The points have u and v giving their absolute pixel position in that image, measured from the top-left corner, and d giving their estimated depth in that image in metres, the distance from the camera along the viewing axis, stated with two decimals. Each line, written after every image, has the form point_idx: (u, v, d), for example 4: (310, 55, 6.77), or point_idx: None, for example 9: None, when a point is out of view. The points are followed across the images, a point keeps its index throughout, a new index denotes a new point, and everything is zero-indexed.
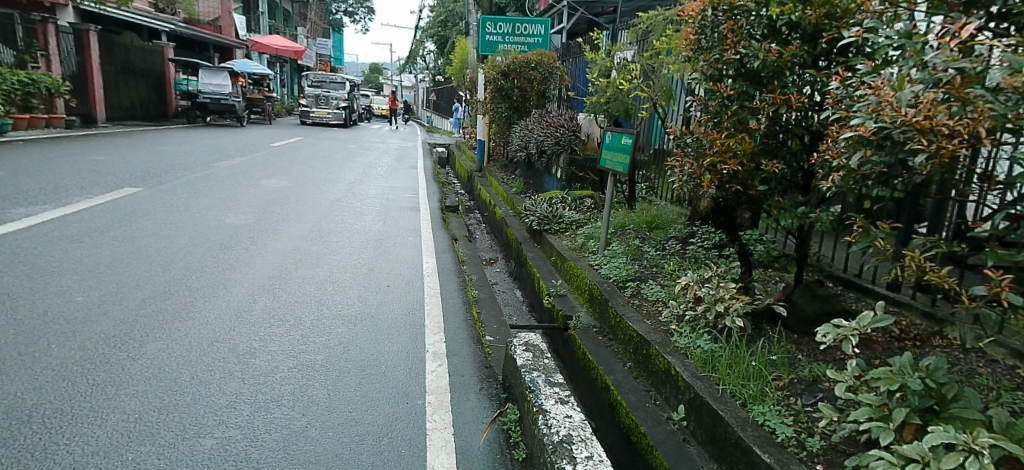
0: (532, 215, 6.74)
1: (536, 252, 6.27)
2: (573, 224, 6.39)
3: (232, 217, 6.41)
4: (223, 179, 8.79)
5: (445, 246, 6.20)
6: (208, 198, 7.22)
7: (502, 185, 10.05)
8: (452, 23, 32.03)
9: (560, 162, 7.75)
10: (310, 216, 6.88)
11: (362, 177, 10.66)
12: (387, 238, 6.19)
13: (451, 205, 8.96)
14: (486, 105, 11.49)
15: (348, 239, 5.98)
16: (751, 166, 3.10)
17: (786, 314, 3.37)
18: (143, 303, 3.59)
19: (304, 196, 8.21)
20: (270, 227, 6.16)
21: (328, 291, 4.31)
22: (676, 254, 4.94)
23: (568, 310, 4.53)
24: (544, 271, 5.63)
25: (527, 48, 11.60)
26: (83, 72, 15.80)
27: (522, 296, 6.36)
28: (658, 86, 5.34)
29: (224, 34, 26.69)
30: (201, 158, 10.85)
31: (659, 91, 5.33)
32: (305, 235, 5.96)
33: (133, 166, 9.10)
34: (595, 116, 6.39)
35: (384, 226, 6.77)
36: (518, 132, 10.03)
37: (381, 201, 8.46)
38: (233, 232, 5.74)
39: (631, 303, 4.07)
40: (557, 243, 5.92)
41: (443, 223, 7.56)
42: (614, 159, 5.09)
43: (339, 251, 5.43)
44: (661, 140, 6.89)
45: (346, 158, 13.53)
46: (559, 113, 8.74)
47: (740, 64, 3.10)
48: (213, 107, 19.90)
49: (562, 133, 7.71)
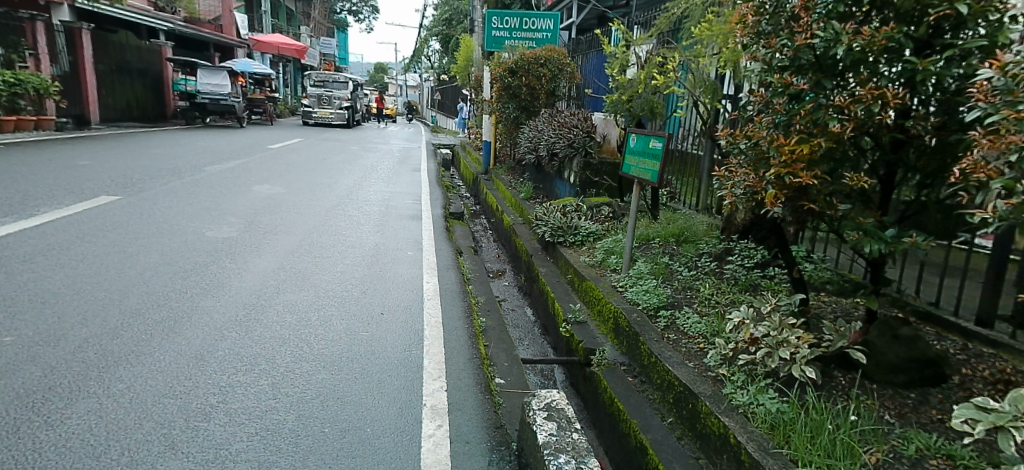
0: (544, 225, 6.12)
1: (549, 267, 5.65)
2: (590, 236, 5.76)
3: (215, 228, 5.84)
4: (212, 186, 8.22)
5: (449, 261, 5.59)
6: (191, 207, 6.65)
7: (510, 190, 9.44)
8: (457, 21, 31.43)
9: (574, 167, 7.14)
10: (301, 227, 6.31)
11: (361, 181, 10.08)
12: (385, 253, 5.61)
13: (456, 212, 8.36)
14: (492, 103, 10.89)
15: (341, 254, 5.40)
16: (827, 180, 2.49)
17: (865, 361, 2.75)
18: (83, 346, 3.05)
19: (297, 204, 7.64)
20: (255, 240, 5.58)
21: (311, 321, 3.71)
22: (712, 274, 4.32)
23: (589, 341, 3.90)
24: (558, 290, 5.01)
25: (536, 44, 10.97)
26: (76, 72, 15.31)
27: (534, 315, 5.75)
28: (698, 83, 4.69)
29: (225, 32, 26.15)
30: (192, 162, 10.29)
31: (701, 87, 4.67)
32: (294, 250, 5.37)
33: (118, 170, 8.56)
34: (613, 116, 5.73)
35: (382, 238, 6.18)
36: (526, 133, 9.42)
37: (380, 208, 7.88)
38: (213, 247, 5.18)
39: (665, 338, 3.46)
40: (572, 258, 5.30)
41: (446, 233, 6.95)
42: (639, 165, 4.48)
43: (330, 270, 4.85)
44: (685, 141, 6.27)
45: (346, 160, 12.97)
46: (571, 112, 8.12)
47: (816, 51, 2.45)
48: (212, 108, 19.41)
49: (576, 135, 7.17)
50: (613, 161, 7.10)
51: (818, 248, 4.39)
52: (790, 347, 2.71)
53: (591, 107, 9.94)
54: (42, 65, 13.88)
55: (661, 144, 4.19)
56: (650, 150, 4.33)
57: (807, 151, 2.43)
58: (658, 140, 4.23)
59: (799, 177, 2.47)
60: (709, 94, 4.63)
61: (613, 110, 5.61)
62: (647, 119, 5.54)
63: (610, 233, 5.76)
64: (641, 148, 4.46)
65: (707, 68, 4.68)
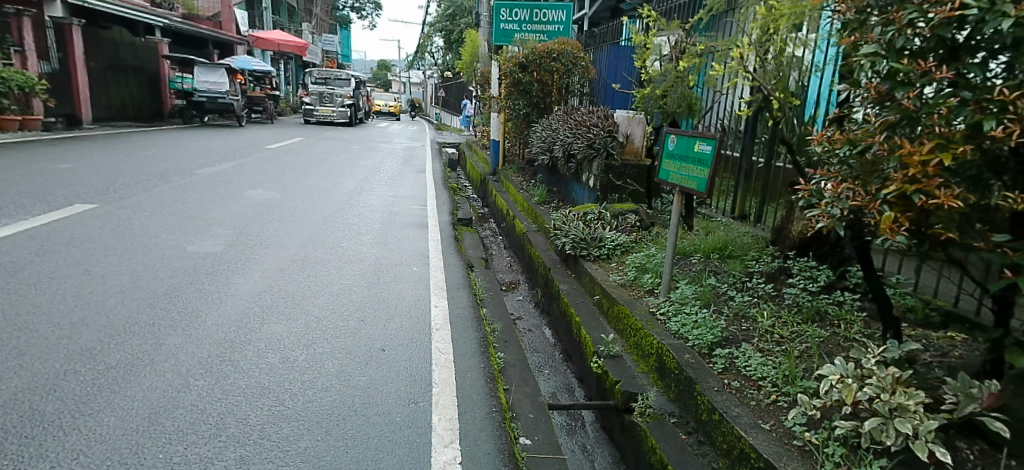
0: (564, 236, 5.51)
1: (571, 284, 5.04)
2: (617, 248, 5.14)
3: (197, 241, 5.25)
4: (202, 191, 7.63)
5: (459, 278, 4.99)
6: (174, 216, 6.06)
7: (521, 192, 8.85)
8: (460, 17, 30.88)
9: (594, 169, 6.53)
10: (294, 239, 5.72)
11: (362, 185, 9.49)
12: (387, 269, 5.01)
13: (465, 219, 7.82)
14: (501, 101, 10.27)
15: (337, 271, 4.80)
16: (971, 199, 1.88)
17: (1010, 435, 2.10)
18: (8, 406, 2.45)
19: (292, 211, 7.05)
20: (242, 255, 4.99)
21: (298, 362, 3.10)
22: (767, 299, 3.71)
23: (628, 382, 3.28)
24: (584, 314, 4.39)
25: (547, 37, 10.34)
26: (67, 70, 14.77)
27: (554, 337, 5.15)
28: (770, 73, 4.04)
29: (224, 29, 25.55)
30: (184, 164, 9.71)
31: (773, 78, 4.02)
32: (283, 267, 4.77)
33: (100, 174, 7.98)
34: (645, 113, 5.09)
35: (384, 250, 5.59)
36: (538, 132, 8.83)
37: (382, 215, 7.28)
38: (192, 264, 4.59)
39: (726, 386, 2.83)
40: (598, 275, 4.68)
41: (456, 243, 6.35)
42: (680, 171, 3.86)
43: (324, 292, 4.25)
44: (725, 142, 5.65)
45: (347, 161, 12.39)
46: (586, 110, 7.54)
47: (958, 27, 1.83)
48: (210, 106, 18.85)
49: (596, 135, 6.55)
50: (636, 164, 6.47)
51: (891, 268, 3.79)
52: (911, 418, 2.09)
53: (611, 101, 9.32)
54: (29, 62, 13.33)
55: (710, 148, 3.55)
56: (695, 154, 3.70)
57: (948, 163, 1.82)
58: (707, 142, 3.60)
59: (934, 197, 1.86)
60: (782, 86, 3.98)
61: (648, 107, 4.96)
62: (688, 117, 4.90)
63: (640, 245, 5.15)
64: (683, 151, 3.83)
65: (777, 58, 4.04)
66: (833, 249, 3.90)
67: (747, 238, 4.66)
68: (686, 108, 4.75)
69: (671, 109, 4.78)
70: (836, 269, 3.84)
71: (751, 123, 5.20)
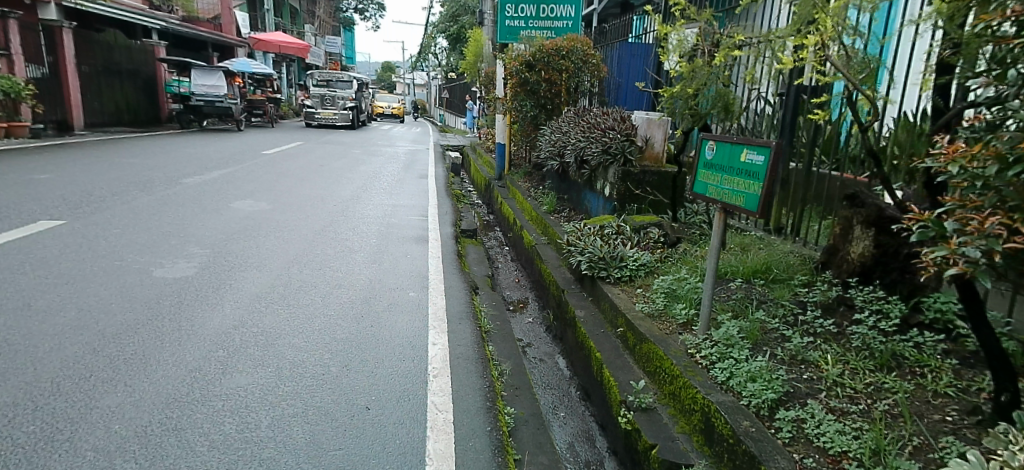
0: (580, 254, 4.91)
1: (589, 312, 4.45)
2: (640, 268, 4.53)
3: (167, 263, 4.69)
4: (184, 203, 7.08)
5: (462, 304, 4.40)
6: (147, 234, 5.51)
7: (529, 200, 8.28)
8: (463, 17, 30.41)
9: (610, 177, 5.96)
10: (278, 258, 5.15)
11: (360, 193, 8.91)
12: (380, 294, 4.44)
13: (469, 229, 7.26)
14: (506, 102, 9.65)
15: (322, 299, 4.22)
16: None
17: None
18: None
19: (280, 225, 6.49)
20: (216, 281, 4.43)
21: (261, 433, 2.53)
22: (829, 340, 3.11)
23: (667, 448, 2.68)
24: (606, 349, 3.79)
25: (555, 34, 9.74)
26: (57, 75, 14.27)
27: (569, 368, 4.55)
28: (856, 66, 3.46)
29: (223, 31, 25.05)
30: (170, 172, 9.17)
31: (860, 71, 3.44)
32: (261, 295, 4.20)
33: (76, 185, 7.44)
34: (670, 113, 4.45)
35: (379, 271, 5.02)
36: (546, 136, 8.27)
37: (379, 228, 6.71)
38: (157, 294, 4.02)
39: (799, 466, 2.25)
40: (620, 302, 4.07)
41: (459, 260, 5.78)
42: (723, 186, 3.28)
43: (305, 327, 3.69)
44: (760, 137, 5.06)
45: (346, 167, 11.83)
46: (598, 112, 6.98)
47: None
48: (207, 110, 18.37)
49: (612, 138, 5.96)
50: (658, 170, 5.89)
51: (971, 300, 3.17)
52: None
53: (645, 101, 8.63)
54: (16, 67, 12.83)
55: (762, 159, 2.95)
56: (743, 166, 3.10)
57: None
58: (757, 151, 2.99)
59: None
60: (873, 81, 3.42)
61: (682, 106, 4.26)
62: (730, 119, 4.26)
63: (667, 264, 4.54)
64: (729, 160, 3.23)
65: (856, 48, 3.47)
66: (903, 276, 3.29)
67: (792, 258, 4.05)
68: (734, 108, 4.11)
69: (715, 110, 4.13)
70: (907, 300, 3.24)
71: (790, 125, 4.67)
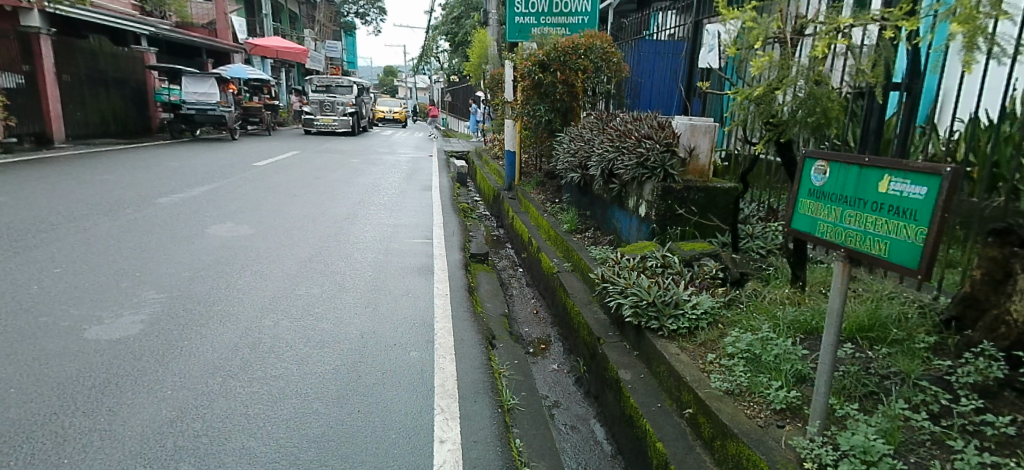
0: (621, 295, 3.99)
1: (638, 374, 3.54)
2: (700, 314, 3.60)
3: (107, 317, 3.79)
4: (152, 229, 6.19)
5: (477, 368, 3.49)
6: (95, 273, 4.61)
7: (545, 216, 7.37)
8: (466, 17, 29.66)
9: (647, 194, 5.07)
10: (250, 303, 4.24)
11: (357, 211, 8.00)
12: (373, 355, 3.52)
13: (479, 253, 6.36)
14: (517, 107, 8.69)
15: (297, 368, 3.31)
16: None
17: None
18: None
19: (260, 254, 5.59)
20: (164, 342, 3.51)
21: None
22: (1008, 452, 2.18)
23: None
24: (671, 438, 2.86)
25: (570, 31, 8.83)
26: (35, 85, 13.44)
27: (609, 441, 3.63)
28: None
29: (218, 36, 24.18)
30: (145, 190, 8.27)
31: None
32: (219, 365, 3.28)
33: (32, 210, 6.56)
34: (746, 121, 3.49)
35: (372, 317, 4.11)
36: (564, 144, 7.41)
37: (375, 255, 5.81)
38: (82, 368, 3.12)
39: None
40: (680, 368, 3.15)
41: (470, 298, 4.87)
42: (843, 225, 2.36)
43: (269, 419, 2.78)
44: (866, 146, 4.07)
45: (343, 179, 10.96)
46: (625, 116, 6.19)
47: None
48: (199, 119, 17.38)
49: (650, 148, 5.07)
50: (703, 186, 5.00)
51: None
52: None
53: (670, 107, 7.78)
54: None
55: (926, 193, 2.03)
56: (883, 199, 2.18)
57: None
58: (913, 180, 2.08)
59: None
60: None
61: (763, 115, 3.31)
62: (823, 134, 3.34)
63: (734, 312, 3.62)
64: (853, 191, 2.32)
65: None
66: None
67: (906, 306, 3.16)
68: (840, 116, 3.14)
69: (813, 119, 3.14)
70: None
71: (875, 133, 3.92)
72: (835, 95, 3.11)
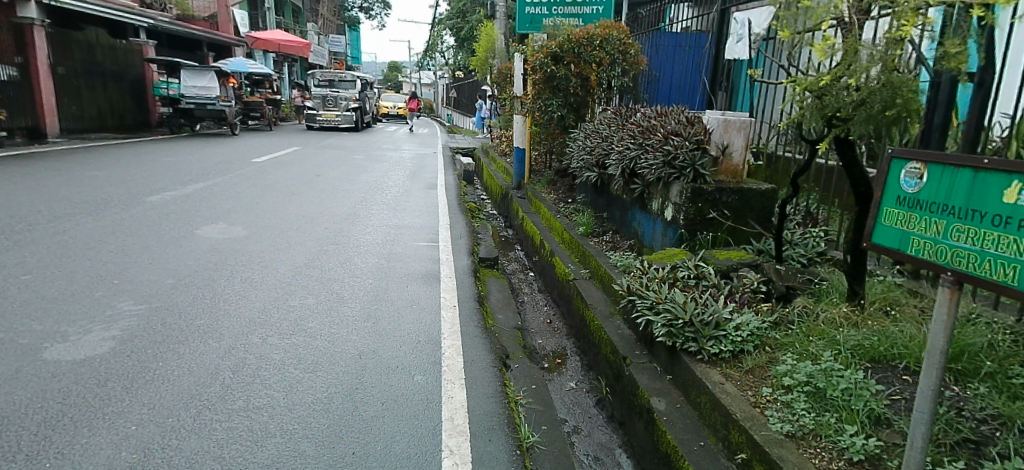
0: (652, 311, 3.54)
1: (674, 403, 3.10)
2: (746, 336, 3.15)
3: (72, 334, 3.36)
4: (138, 230, 5.77)
5: (491, 397, 3.06)
6: (68, 281, 4.19)
7: (558, 217, 6.93)
8: (472, 12, 29.15)
9: (675, 196, 4.62)
10: (236, 315, 3.82)
11: (358, 211, 7.57)
12: (373, 380, 3.10)
13: (488, 258, 5.93)
14: (528, 102, 8.24)
15: (285, 397, 2.88)
16: None
17: None
18: None
19: (252, 258, 5.17)
20: (132, 363, 3.08)
21: None
22: None
23: None
24: None
25: (583, 21, 8.38)
26: (28, 77, 13.08)
27: None
28: None
29: (220, 30, 23.74)
30: (137, 188, 7.86)
31: None
32: (195, 392, 2.86)
33: (11, 208, 6.16)
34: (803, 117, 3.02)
35: (372, 333, 3.68)
36: (578, 141, 6.98)
37: (377, 260, 5.38)
38: (36, 397, 2.71)
39: None
40: (728, 401, 2.71)
41: (480, 309, 4.43)
42: (949, 241, 1.92)
43: (246, 464, 2.36)
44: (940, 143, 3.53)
45: (346, 176, 10.54)
46: (647, 112, 5.76)
47: None
48: (199, 114, 17.07)
49: (679, 145, 4.62)
50: (738, 187, 4.55)
51: None
52: None
53: (694, 102, 7.29)
54: None
55: None
56: (1010, 211, 1.74)
57: None
58: None
59: None
60: None
61: (819, 114, 2.88)
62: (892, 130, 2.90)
63: (783, 333, 3.18)
64: (964, 201, 1.88)
65: None
66: None
67: (988, 331, 2.74)
68: (919, 112, 2.68)
69: (888, 115, 2.69)
70: None
71: (938, 133, 3.46)
72: (915, 86, 2.65)
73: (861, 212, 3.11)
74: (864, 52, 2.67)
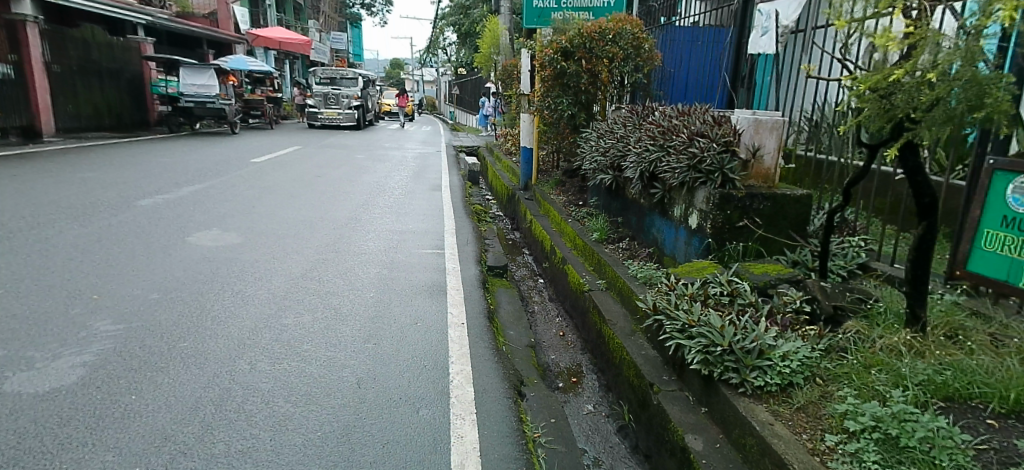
0: (684, 333, 3.18)
1: (713, 443, 2.74)
2: (796, 366, 2.79)
3: (38, 361, 3.01)
4: (126, 237, 5.44)
5: (507, 436, 2.70)
6: (41, 296, 3.85)
7: (569, 221, 6.57)
8: (474, 9, 28.74)
9: (701, 202, 4.26)
10: (223, 335, 3.47)
11: (359, 215, 7.22)
12: (372, 415, 2.74)
13: (497, 266, 5.58)
14: (536, 100, 7.88)
15: (271, 438, 2.52)
16: None
17: None
18: None
19: (244, 268, 4.83)
20: (102, 397, 2.73)
21: None
22: None
23: None
24: None
25: (594, 15, 8.00)
26: (22, 74, 12.77)
27: None
28: None
29: (220, 27, 23.39)
30: (128, 191, 7.52)
31: None
32: (169, 433, 2.51)
33: None
34: (864, 124, 2.62)
35: (372, 357, 3.32)
36: (591, 141, 6.62)
37: (378, 270, 5.02)
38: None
39: None
40: (781, 446, 2.35)
41: (491, 326, 4.07)
42: None
43: None
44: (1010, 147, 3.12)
45: (346, 177, 10.20)
46: (667, 111, 5.40)
47: None
48: (198, 112, 16.76)
49: (706, 147, 4.28)
50: (770, 194, 4.19)
51: None
52: None
53: (714, 100, 6.91)
54: None
55: None
56: None
57: None
58: None
59: None
60: None
61: (881, 119, 2.50)
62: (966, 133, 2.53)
63: (836, 363, 2.81)
64: None
65: None
66: None
67: None
68: (1007, 115, 2.28)
69: (971, 118, 2.30)
70: None
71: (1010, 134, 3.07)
72: (1003, 84, 2.25)
73: (927, 226, 2.74)
74: (938, 46, 2.30)
